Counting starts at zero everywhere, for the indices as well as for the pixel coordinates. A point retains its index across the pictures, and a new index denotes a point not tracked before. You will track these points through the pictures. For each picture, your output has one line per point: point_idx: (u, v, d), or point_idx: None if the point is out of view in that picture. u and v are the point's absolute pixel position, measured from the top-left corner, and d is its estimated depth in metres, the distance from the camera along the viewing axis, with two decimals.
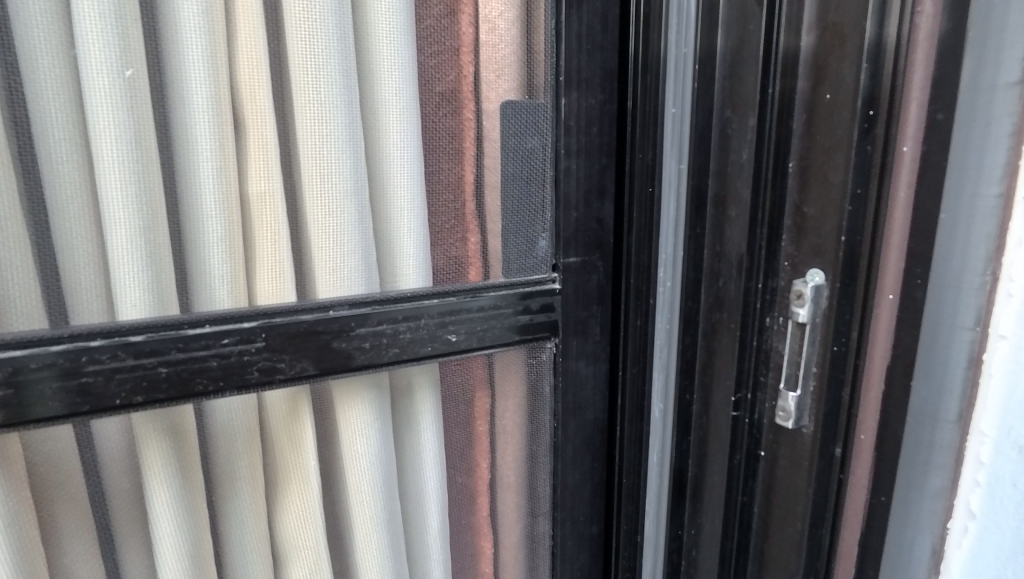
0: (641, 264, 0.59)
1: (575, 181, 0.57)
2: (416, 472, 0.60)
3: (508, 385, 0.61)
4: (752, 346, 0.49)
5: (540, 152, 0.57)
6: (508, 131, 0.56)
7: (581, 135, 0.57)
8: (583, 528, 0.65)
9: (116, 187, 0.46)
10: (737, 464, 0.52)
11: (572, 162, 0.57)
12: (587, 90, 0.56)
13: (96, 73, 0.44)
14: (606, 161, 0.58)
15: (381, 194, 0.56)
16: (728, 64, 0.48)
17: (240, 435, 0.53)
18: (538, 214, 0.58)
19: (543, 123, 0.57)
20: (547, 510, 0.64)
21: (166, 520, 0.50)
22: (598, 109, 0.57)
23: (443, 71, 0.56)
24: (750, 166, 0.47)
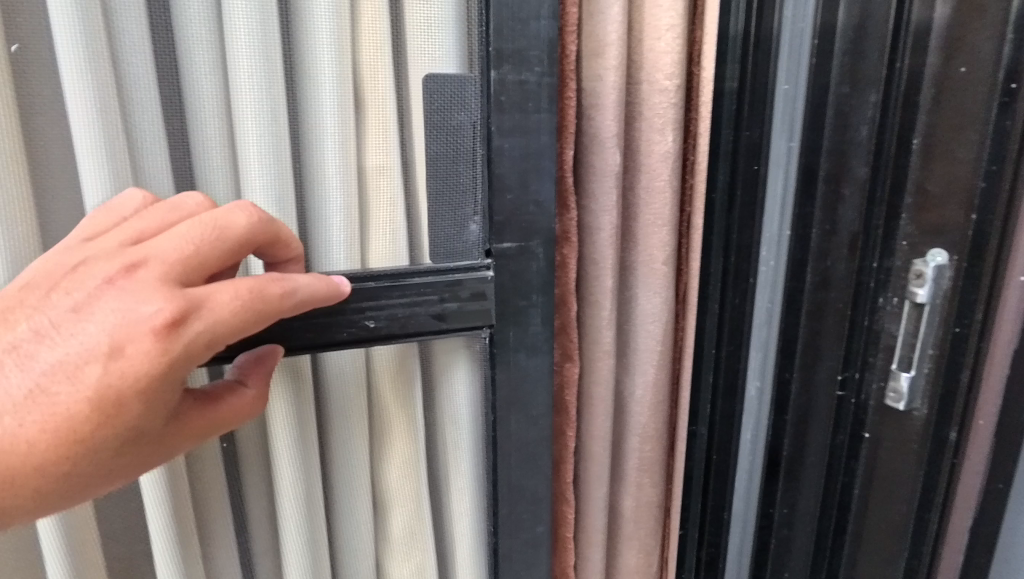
0: (743, 243, 0.62)
1: (509, 161, 0.52)
2: None
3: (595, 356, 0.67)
4: (863, 326, 0.50)
5: (468, 129, 0.53)
6: (432, 108, 0.53)
7: (514, 112, 0.51)
8: (526, 524, 0.60)
9: (256, 164, 0.50)
10: (839, 443, 0.53)
11: (503, 140, 0.52)
12: (526, 63, 0.51)
13: (240, 59, 0.48)
14: (546, 143, 0.53)
15: None
16: (850, 38, 0.46)
17: (347, 403, 0.56)
18: (468, 198, 0.54)
19: (471, 98, 0.52)
20: (632, 478, 0.72)
21: (285, 484, 0.55)
22: (535, 85, 0.52)
23: None
24: (869, 145, 0.46)
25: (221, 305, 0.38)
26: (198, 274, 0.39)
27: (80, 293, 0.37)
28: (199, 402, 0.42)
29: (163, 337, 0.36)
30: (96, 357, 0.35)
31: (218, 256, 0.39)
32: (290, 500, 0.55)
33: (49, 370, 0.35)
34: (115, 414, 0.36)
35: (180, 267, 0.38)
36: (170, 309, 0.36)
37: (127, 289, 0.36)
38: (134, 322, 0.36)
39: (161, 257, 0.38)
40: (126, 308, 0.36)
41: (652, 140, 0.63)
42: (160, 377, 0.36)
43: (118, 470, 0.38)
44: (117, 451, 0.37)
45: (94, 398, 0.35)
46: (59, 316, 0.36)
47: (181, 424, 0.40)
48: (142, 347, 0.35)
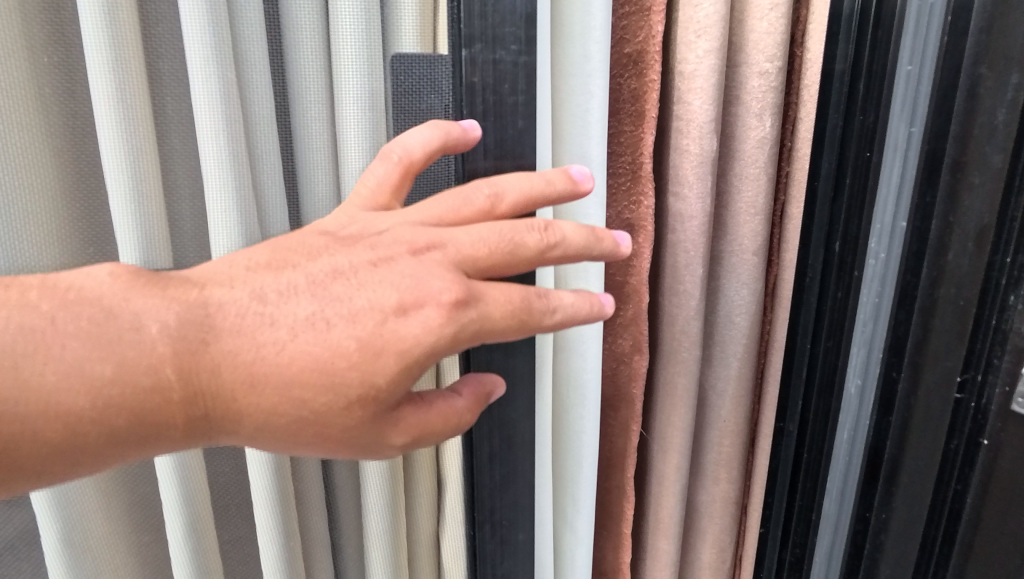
0: (850, 235, 0.61)
1: (482, 150, 0.49)
2: (574, 427, 0.64)
3: (676, 348, 0.67)
4: (989, 325, 0.49)
5: (436, 112, 0.51)
6: (400, 91, 0.52)
7: (487, 94, 0.48)
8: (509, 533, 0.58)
9: (354, 146, 0.59)
10: (954, 448, 0.52)
11: (475, 125, 0.49)
12: (498, 39, 0.47)
13: (344, 53, 0.57)
14: (522, 126, 0.49)
15: (563, 157, 0.58)
16: (988, 16, 0.45)
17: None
18: (440, 181, 0.54)
19: (440, 79, 0.51)
20: (709, 471, 0.74)
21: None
22: (510, 64, 0.48)
23: (633, 32, 0.60)
24: (1007, 129, 0.45)
25: (494, 304, 0.41)
26: (489, 269, 0.42)
27: (379, 251, 0.42)
28: (421, 402, 0.41)
29: (448, 312, 0.39)
30: (381, 309, 0.39)
31: (507, 260, 0.42)
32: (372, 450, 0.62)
33: (331, 302, 0.39)
34: (373, 368, 0.38)
35: (474, 260, 0.42)
36: (453, 291, 0.40)
37: (424, 265, 0.41)
38: (429, 295, 0.39)
39: (404, 232, 0.42)
40: (421, 280, 0.40)
41: (749, 125, 0.62)
42: (429, 347, 0.39)
43: (334, 430, 0.39)
44: (347, 407, 0.38)
45: (367, 352, 0.38)
46: (359, 262, 0.41)
47: (417, 419, 0.41)
48: (428, 318, 0.39)
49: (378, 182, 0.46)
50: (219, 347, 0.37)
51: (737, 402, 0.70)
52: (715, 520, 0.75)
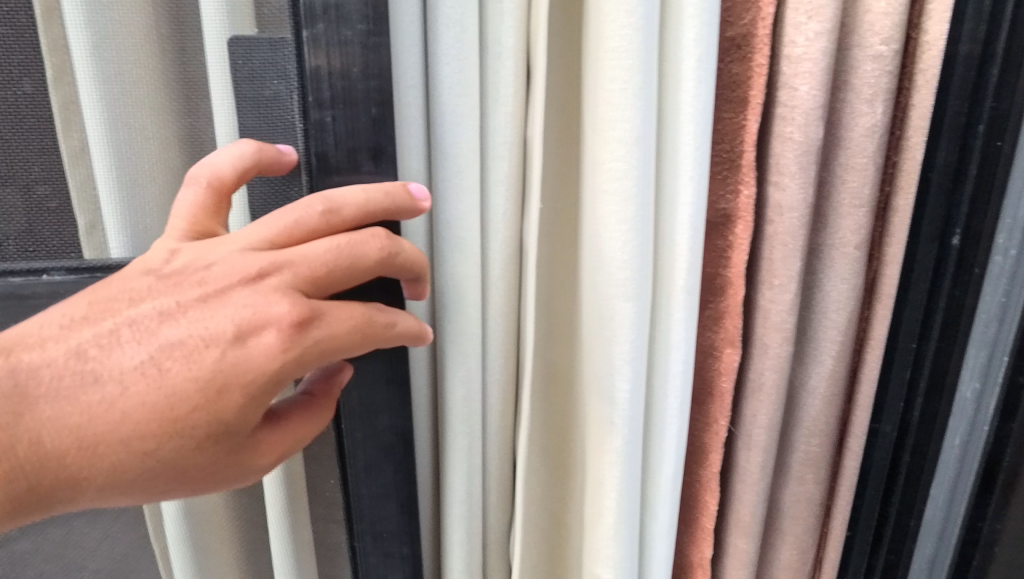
0: (973, 228, 0.58)
1: (332, 137, 0.49)
2: (660, 419, 0.63)
3: (768, 343, 0.65)
4: None
5: (286, 99, 0.50)
6: (245, 74, 0.50)
7: (335, 81, 0.48)
8: (390, 543, 0.59)
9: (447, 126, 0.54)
10: None
11: (322, 113, 0.48)
12: (344, 21, 0.47)
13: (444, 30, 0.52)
14: (377, 115, 0.49)
15: (665, 142, 0.56)
16: None
17: (500, 348, 0.63)
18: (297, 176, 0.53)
19: (285, 65, 0.49)
20: (794, 471, 0.71)
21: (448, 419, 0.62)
22: (358, 46, 0.47)
23: (737, 13, 0.57)
24: None
25: (338, 320, 0.47)
26: (326, 284, 0.47)
27: (221, 283, 0.46)
28: (276, 420, 0.49)
29: (292, 334, 0.45)
30: (216, 342, 0.45)
31: (348, 272, 0.47)
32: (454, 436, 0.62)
33: (173, 344, 0.44)
34: (218, 404, 0.44)
35: (313, 277, 0.46)
36: (295, 313, 0.45)
37: (260, 291, 0.45)
38: (269, 319, 0.45)
39: (234, 260, 0.46)
40: (260, 305, 0.45)
41: (859, 112, 0.59)
42: (272, 373, 0.45)
43: (195, 467, 0.45)
44: (200, 444, 0.44)
45: (211, 386, 0.44)
46: (191, 301, 0.46)
47: (274, 438, 0.48)
48: (269, 340, 0.45)
49: (191, 209, 0.49)
50: (35, 414, 0.42)
51: (829, 402, 0.68)
52: (798, 520, 0.73)
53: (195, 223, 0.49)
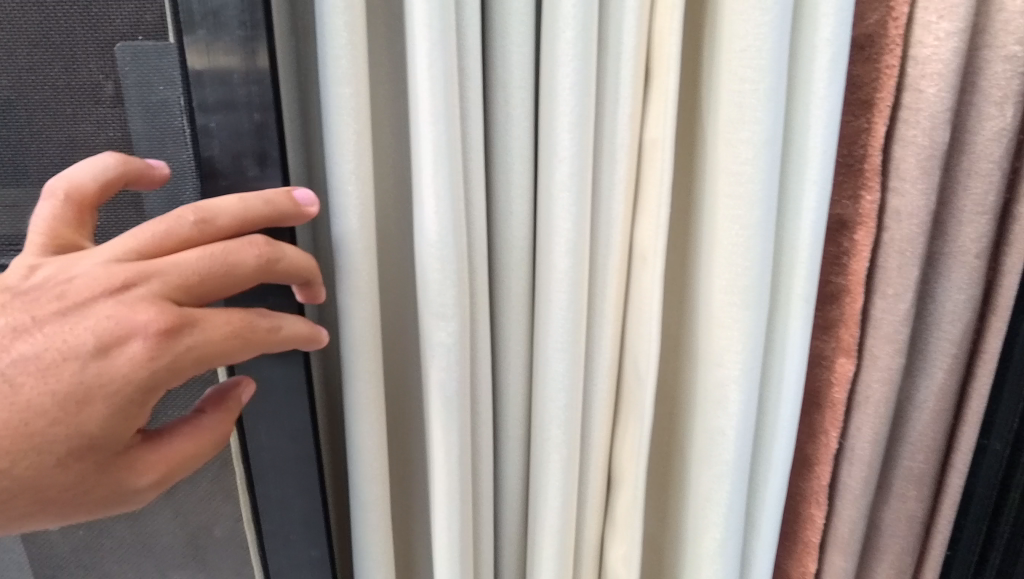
0: None
1: (218, 142, 0.55)
2: (768, 433, 0.61)
3: (879, 356, 0.61)
4: None
5: (171, 103, 0.58)
6: (134, 77, 0.58)
7: (221, 88, 0.53)
8: (298, 546, 0.68)
9: (564, 132, 0.54)
10: None
11: (208, 120, 0.54)
12: (223, 32, 0.52)
13: (564, 31, 0.52)
14: (259, 122, 0.54)
15: (787, 147, 0.54)
16: None
17: (607, 355, 0.62)
18: (184, 178, 0.60)
19: (170, 70, 0.56)
20: (895, 487, 0.69)
21: (551, 425, 0.61)
22: (241, 53, 0.52)
23: (863, 16, 0.57)
24: None
25: (213, 327, 0.49)
26: (202, 290, 0.49)
27: (80, 298, 0.47)
28: (159, 440, 0.50)
29: (162, 341, 0.47)
30: (83, 354, 0.46)
31: (221, 281, 0.49)
32: (555, 441, 0.62)
33: (37, 359, 0.46)
34: (80, 419, 0.46)
35: (185, 285, 0.48)
36: (166, 320, 0.47)
37: (127, 302, 0.47)
38: (135, 329, 0.46)
39: (96, 274, 0.48)
40: (124, 314, 0.47)
41: (987, 116, 0.56)
42: (137, 382, 0.47)
43: (47, 491, 0.46)
44: (60, 463, 0.46)
45: (71, 403, 0.45)
46: (49, 314, 0.47)
47: (156, 459, 0.50)
48: (133, 351, 0.47)
49: (49, 222, 0.51)
50: None
51: (938, 417, 0.65)
52: (897, 538, 0.70)
53: (58, 237, 0.51)
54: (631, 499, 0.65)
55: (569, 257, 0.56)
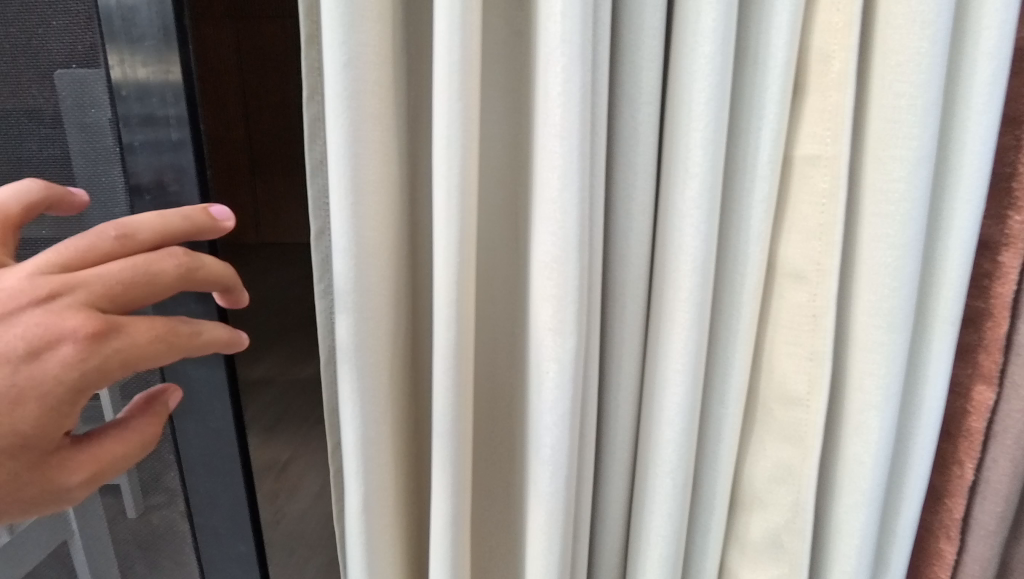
0: None
1: (141, 157, 0.64)
2: (904, 463, 0.59)
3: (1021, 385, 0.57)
4: None
5: (100, 124, 0.65)
6: (73, 99, 0.65)
7: (139, 105, 0.63)
8: (228, 541, 0.79)
9: (695, 147, 0.51)
10: None
11: (134, 135, 0.64)
12: (140, 45, 0.61)
13: (701, 42, 0.49)
14: (177, 139, 0.64)
15: (938, 164, 0.52)
16: None
17: (739, 377, 0.60)
18: (115, 196, 0.67)
19: (97, 94, 0.64)
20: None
21: (664, 448, 0.58)
22: (155, 82, 0.62)
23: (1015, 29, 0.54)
24: None
25: (139, 331, 0.47)
26: (126, 299, 0.47)
27: None
28: (88, 443, 0.47)
29: (91, 345, 0.44)
30: (10, 359, 0.43)
31: (144, 288, 0.48)
32: (668, 462, 0.59)
33: None
34: (12, 419, 0.42)
35: (109, 294, 0.47)
36: (92, 325, 0.45)
37: (54, 308, 0.44)
38: (61, 334, 0.44)
39: (22, 286, 0.44)
40: (53, 320, 0.44)
41: None
42: (68, 385, 0.44)
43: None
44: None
45: (9, 399, 0.42)
46: None
47: (86, 457, 0.46)
48: (66, 355, 0.44)
49: None
50: None
51: None
52: None
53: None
54: (761, 524, 0.65)
55: (694, 274, 0.54)
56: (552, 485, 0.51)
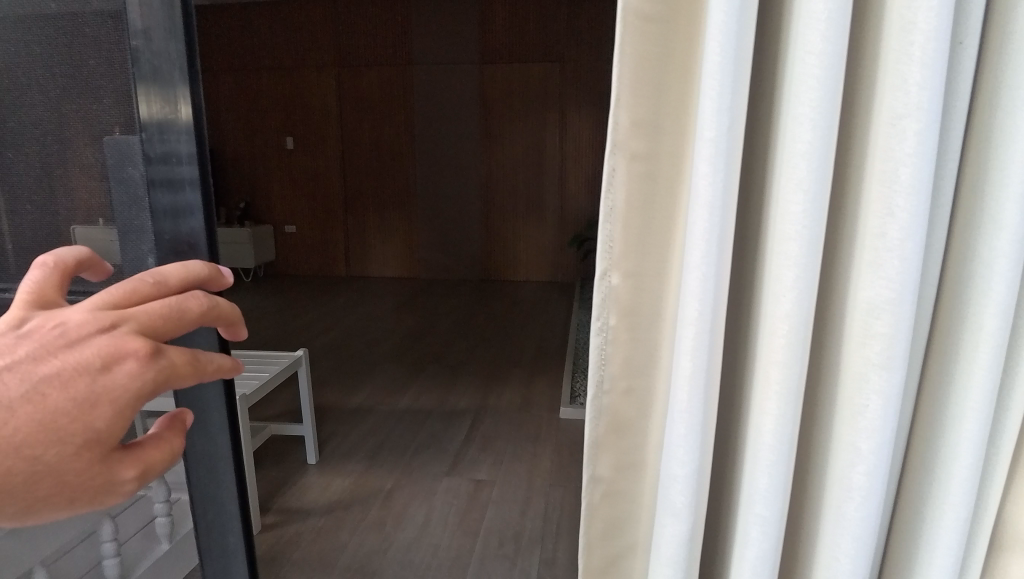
0: None
1: (160, 199, 0.71)
2: None
3: None
4: None
5: (131, 177, 0.72)
6: (115, 161, 0.72)
7: (161, 149, 0.70)
8: (218, 534, 0.79)
9: (1011, 196, 0.51)
10: None
11: (154, 177, 0.71)
12: (161, 88, 0.69)
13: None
14: (189, 178, 0.71)
15: None
16: None
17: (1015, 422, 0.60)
18: (143, 240, 0.72)
19: (133, 151, 0.71)
20: None
21: (956, 487, 0.57)
22: (175, 128, 0.70)
23: None
24: None
25: (176, 355, 0.47)
26: (163, 335, 0.48)
27: (69, 334, 0.44)
28: (131, 447, 0.45)
29: (145, 361, 0.45)
30: (85, 369, 0.43)
31: (176, 325, 0.49)
32: (955, 504, 0.58)
33: (46, 378, 0.41)
34: (90, 418, 0.42)
35: (152, 327, 0.48)
36: (146, 344, 0.46)
37: (115, 334, 0.45)
38: (123, 352, 0.44)
39: (83, 317, 0.45)
40: (116, 337, 0.45)
41: None
42: (138, 394, 0.44)
43: (70, 477, 0.41)
44: (77, 451, 0.41)
45: (85, 402, 0.42)
46: (51, 345, 0.43)
47: (137, 456, 0.44)
48: (129, 368, 0.44)
49: (40, 283, 0.49)
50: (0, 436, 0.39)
51: None
52: None
53: (43, 298, 0.48)
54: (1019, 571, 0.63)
55: (1000, 316, 0.53)
56: (862, 512, 0.57)
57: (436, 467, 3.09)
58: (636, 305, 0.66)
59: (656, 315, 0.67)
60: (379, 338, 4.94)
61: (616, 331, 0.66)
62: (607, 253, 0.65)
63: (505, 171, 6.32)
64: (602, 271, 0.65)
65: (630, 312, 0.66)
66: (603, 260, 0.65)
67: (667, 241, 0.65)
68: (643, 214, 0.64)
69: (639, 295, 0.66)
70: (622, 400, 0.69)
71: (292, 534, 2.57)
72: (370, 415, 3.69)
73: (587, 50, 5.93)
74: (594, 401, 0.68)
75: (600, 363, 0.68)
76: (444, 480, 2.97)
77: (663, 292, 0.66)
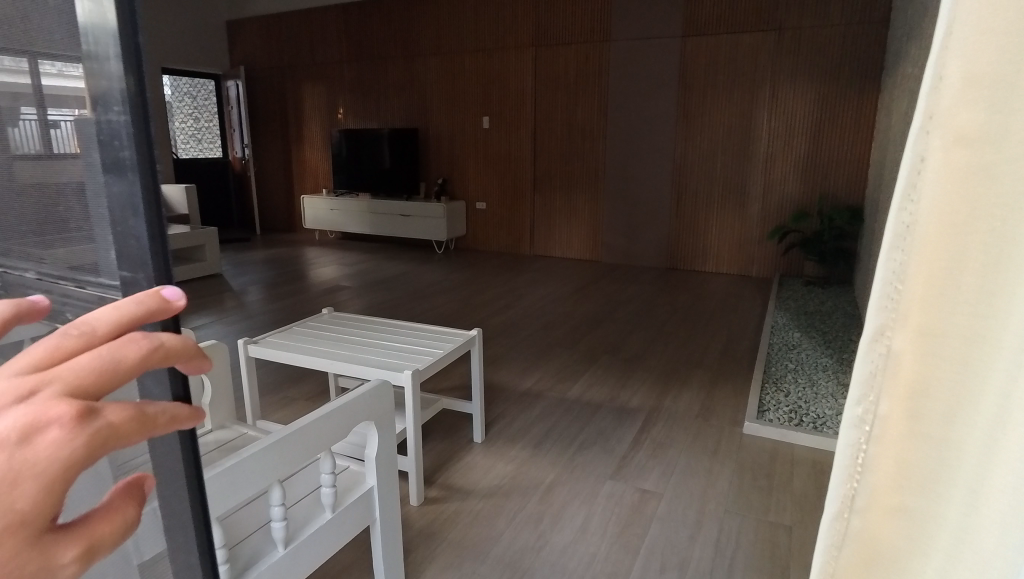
0: None
1: (112, 193, 0.45)
2: None
3: None
4: None
5: (88, 162, 0.46)
6: (78, 139, 0.47)
7: (107, 122, 0.44)
8: None
9: None
10: None
11: (105, 161, 0.45)
12: (96, 37, 0.42)
13: None
14: (128, 162, 0.44)
15: None
16: None
17: None
18: (104, 250, 0.47)
19: (87, 127, 0.46)
20: None
21: None
22: (113, 91, 0.43)
23: None
24: None
25: (121, 410, 0.34)
26: (105, 391, 0.35)
27: None
28: (70, 520, 0.33)
29: (78, 426, 0.32)
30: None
31: (120, 374, 0.35)
32: None
33: None
34: (11, 498, 0.30)
35: (86, 386, 0.34)
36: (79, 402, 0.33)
37: (35, 400, 0.32)
38: (42, 418, 0.31)
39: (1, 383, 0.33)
40: (36, 401, 0.32)
41: None
42: (72, 467, 0.31)
43: None
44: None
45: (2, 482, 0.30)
46: None
47: (80, 527, 0.32)
48: (58, 436, 0.31)
49: None
50: None
51: None
52: None
53: None
54: None
55: None
56: None
57: (601, 467, 2.91)
58: (926, 397, 0.38)
59: (966, 425, 0.37)
60: (555, 321, 4.85)
61: (889, 425, 0.38)
62: (884, 300, 0.38)
63: (702, 152, 5.80)
64: (874, 324, 0.38)
65: (914, 408, 0.38)
66: (879, 310, 0.38)
67: (1007, 300, 0.35)
68: (961, 244, 0.35)
69: (940, 374, 0.37)
70: (877, 555, 0.41)
71: (450, 513, 2.59)
72: (538, 400, 3.62)
73: (813, 14, 5.13)
74: (832, 524, 0.42)
75: (851, 472, 0.41)
76: (607, 484, 2.78)
77: (990, 388, 0.36)
